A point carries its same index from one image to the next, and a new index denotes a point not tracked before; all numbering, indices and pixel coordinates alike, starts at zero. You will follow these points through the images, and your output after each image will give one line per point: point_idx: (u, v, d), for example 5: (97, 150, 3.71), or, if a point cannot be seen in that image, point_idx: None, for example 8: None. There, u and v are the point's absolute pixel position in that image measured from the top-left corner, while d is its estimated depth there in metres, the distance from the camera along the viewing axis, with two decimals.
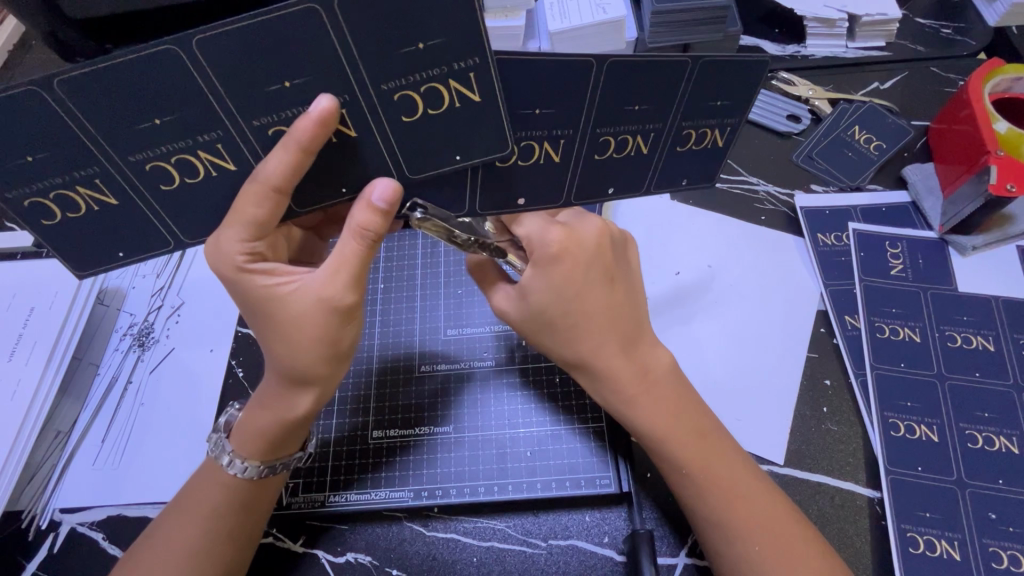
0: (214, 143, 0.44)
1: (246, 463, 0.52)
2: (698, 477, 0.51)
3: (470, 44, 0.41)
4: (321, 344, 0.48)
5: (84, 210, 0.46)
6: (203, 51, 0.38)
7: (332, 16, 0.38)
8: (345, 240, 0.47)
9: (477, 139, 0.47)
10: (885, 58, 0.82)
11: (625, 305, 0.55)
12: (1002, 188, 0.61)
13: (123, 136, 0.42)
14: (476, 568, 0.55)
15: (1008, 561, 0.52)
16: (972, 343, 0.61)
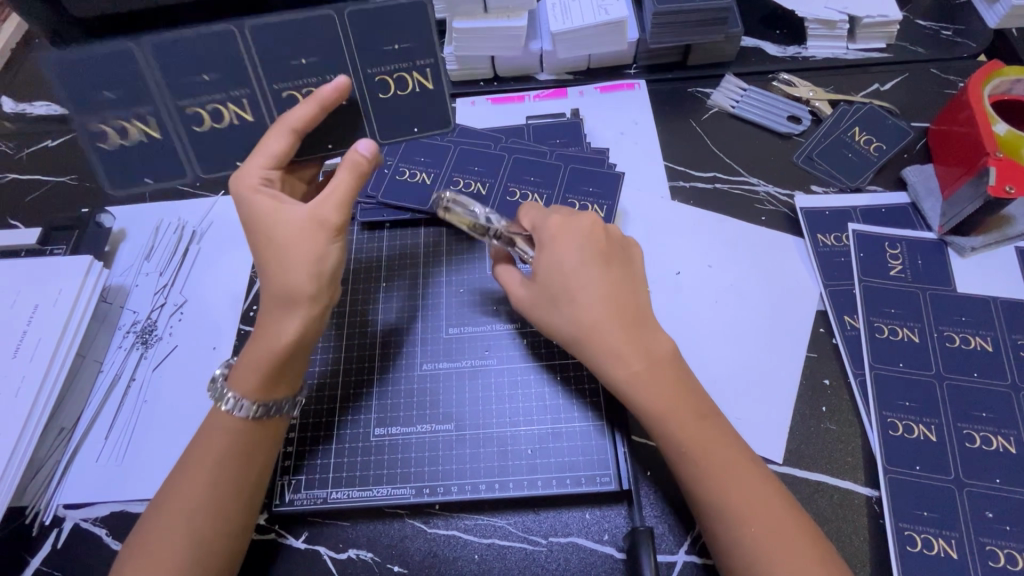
0: (241, 98, 0.55)
1: (240, 398, 0.53)
2: (701, 469, 0.51)
3: (427, 44, 0.55)
4: (312, 259, 0.52)
5: (130, 138, 0.56)
6: (251, 31, 0.52)
7: (343, 19, 0.53)
8: (342, 174, 0.55)
9: (427, 110, 0.59)
10: (885, 59, 0.82)
11: (624, 290, 0.57)
12: (1001, 189, 0.61)
13: (177, 86, 0.54)
14: (477, 565, 0.56)
15: (1005, 559, 0.52)
16: (970, 343, 0.62)
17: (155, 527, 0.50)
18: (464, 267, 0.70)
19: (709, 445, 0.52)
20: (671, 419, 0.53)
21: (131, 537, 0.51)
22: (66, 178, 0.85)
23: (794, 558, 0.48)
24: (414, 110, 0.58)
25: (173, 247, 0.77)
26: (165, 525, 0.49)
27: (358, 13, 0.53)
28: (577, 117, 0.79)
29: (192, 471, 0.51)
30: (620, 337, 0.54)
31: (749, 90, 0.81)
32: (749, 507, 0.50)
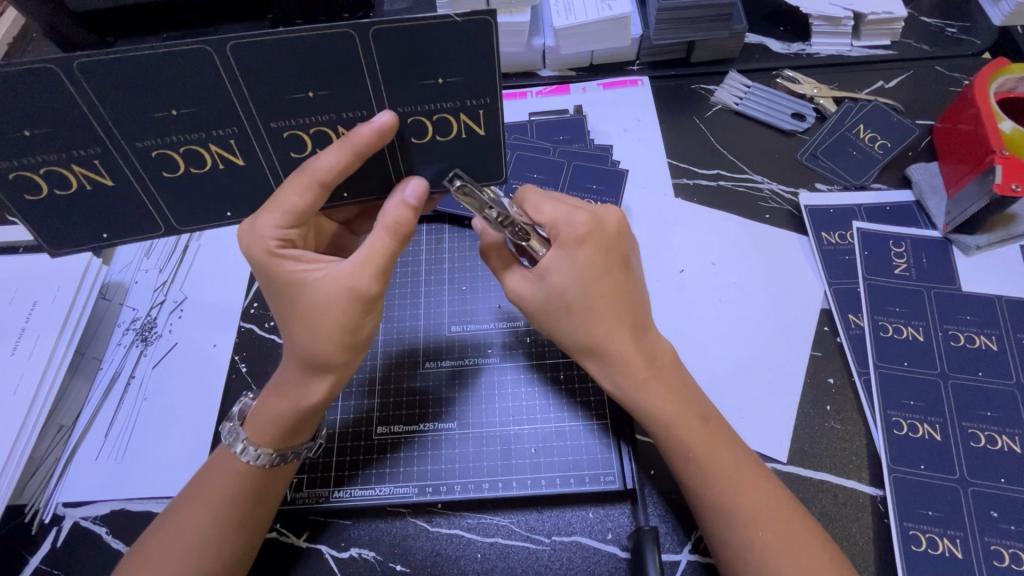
0: (226, 139, 0.47)
1: (259, 449, 0.52)
2: (703, 467, 0.51)
3: (484, 85, 0.46)
4: (343, 330, 0.50)
5: (75, 186, 0.49)
6: (235, 55, 0.42)
7: (366, 39, 0.42)
8: (379, 235, 0.50)
9: (478, 162, 0.53)
10: (890, 56, 0.82)
11: (634, 294, 0.56)
12: (1006, 188, 0.61)
13: (133, 124, 0.45)
14: (479, 564, 0.55)
15: (1009, 559, 0.52)
16: (975, 343, 0.61)
17: (161, 544, 0.50)
18: (466, 265, 0.69)
19: (715, 448, 0.52)
20: (676, 422, 0.53)
21: (141, 538, 0.52)
22: None
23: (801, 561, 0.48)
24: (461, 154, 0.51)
25: (172, 244, 0.77)
26: (169, 543, 0.50)
27: (387, 29, 0.42)
28: (580, 114, 0.79)
29: (201, 500, 0.51)
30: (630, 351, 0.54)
31: (754, 87, 0.80)
32: (756, 508, 0.49)
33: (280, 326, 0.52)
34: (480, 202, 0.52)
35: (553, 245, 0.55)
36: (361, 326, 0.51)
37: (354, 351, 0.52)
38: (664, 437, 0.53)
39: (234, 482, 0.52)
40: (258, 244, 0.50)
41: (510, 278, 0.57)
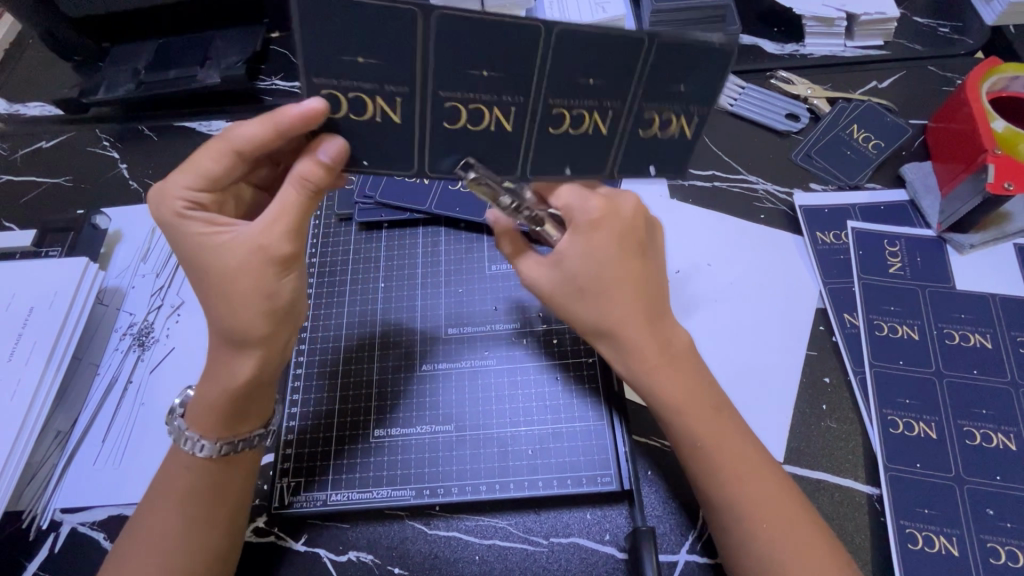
0: (510, 106, 0.46)
1: (201, 441, 0.52)
2: (711, 458, 0.51)
3: (713, 93, 0.47)
4: (258, 295, 0.50)
5: (368, 115, 0.46)
6: (558, 37, 0.43)
7: (650, 50, 0.44)
8: (292, 194, 0.49)
9: (675, 161, 0.51)
10: (883, 57, 0.82)
11: (651, 281, 0.55)
12: (999, 186, 0.62)
13: (445, 72, 0.44)
14: (478, 566, 0.55)
15: (1006, 557, 0.52)
16: (970, 341, 0.62)
17: (133, 549, 0.50)
18: (463, 268, 0.69)
19: (726, 433, 0.52)
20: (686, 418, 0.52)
21: (116, 545, 0.52)
22: (63, 179, 0.85)
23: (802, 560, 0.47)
24: (485, 146, 0.49)
25: (169, 249, 0.77)
26: (146, 547, 0.50)
27: (667, 45, 0.44)
28: None
29: (159, 501, 0.51)
30: (648, 339, 0.54)
31: (749, 88, 0.81)
32: (749, 506, 0.49)
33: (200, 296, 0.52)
34: (493, 189, 0.51)
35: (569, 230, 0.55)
36: (280, 286, 0.51)
37: (280, 316, 0.52)
38: (677, 421, 0.53)
39: (189, 475, 0.52)
40: (170, 206, 0.51)
41: (526, 264, 0.58)
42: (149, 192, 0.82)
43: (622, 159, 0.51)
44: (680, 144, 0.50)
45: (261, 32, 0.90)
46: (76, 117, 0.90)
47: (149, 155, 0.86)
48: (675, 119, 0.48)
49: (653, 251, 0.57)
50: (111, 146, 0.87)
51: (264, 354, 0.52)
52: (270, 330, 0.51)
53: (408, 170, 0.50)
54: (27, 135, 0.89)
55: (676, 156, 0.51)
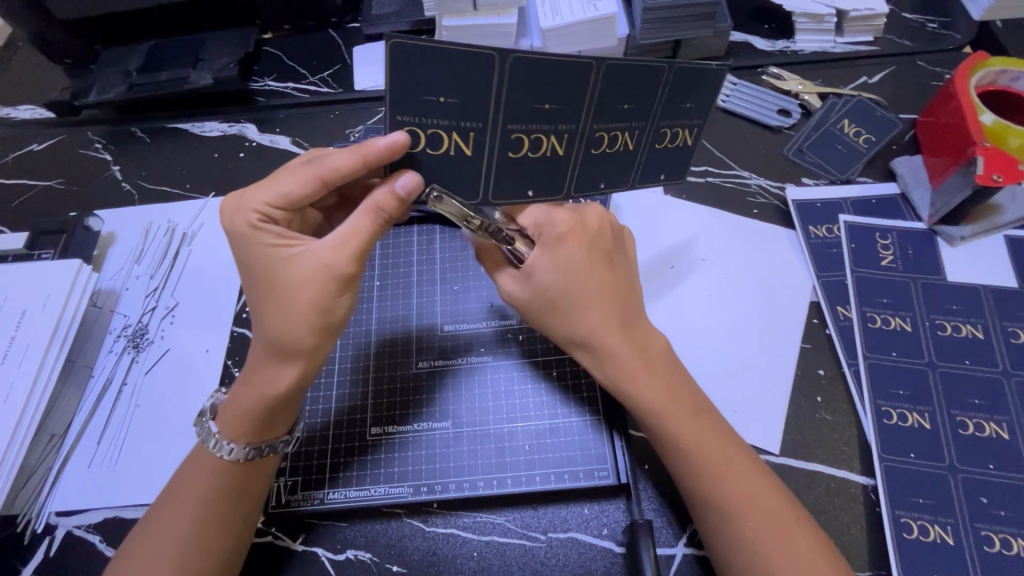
0: (563, 134, 0.48)
1: (230, 443, 0.52)
2: (690, 461, 0.52)
3: (708, 105, 0.51)
4: (313, 311, 0.50)
5: (441, 150, 0.48)
6: (606, 71, 0.45)
7: (668, 74, 0.48)
8: (367, 220, 0.49)
9: (677, 166, 0.55)
10: (873, 52, 0.83)
11: (622, 290, 0.56)
12: (988, 178, 0.62)
13: (516, 109, 0.46)
14: (476, 562, 0.55)
15: (1000, 544, 0.53)
16: (962, 332, 0.62)
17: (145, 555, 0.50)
18: (458, 265, 0.69)
19: (707, 440, 0.52)
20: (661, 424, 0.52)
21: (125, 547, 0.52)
22: (55, 181, 0.84)
23: (800, 554, 0.48)
24: (440, 171, 0.50)
25: (163, 251, 0.77)
26: (157, 552, 0.49)
27: (618, 66, 0.45)
28: None
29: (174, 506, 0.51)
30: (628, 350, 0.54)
31: (740, 84, 0.81)
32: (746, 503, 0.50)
33: (252, 306, 0.52)
34: (462, 211, 0.51)
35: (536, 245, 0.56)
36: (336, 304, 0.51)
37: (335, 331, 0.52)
38: (653, 424, 0.53)
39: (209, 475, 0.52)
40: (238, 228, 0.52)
41: (502, 278, 0.58)
42: (142, 194, 0.82)
43: (640, 171, 0.54)
44: (682, 151, 0.54)
45: (254, 33, 0.90)
46: (69, 120, 0.89)
47: (142, 156, 0.85)
48: (682, 132, 0.52)
49: (623, 263, 0.58)
50: (104, 148, 0.87)
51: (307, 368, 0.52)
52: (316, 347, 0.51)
53: (471, 200, 0.52)
54: (19, 138, 0.89)
55: (677, 163, 0.55)
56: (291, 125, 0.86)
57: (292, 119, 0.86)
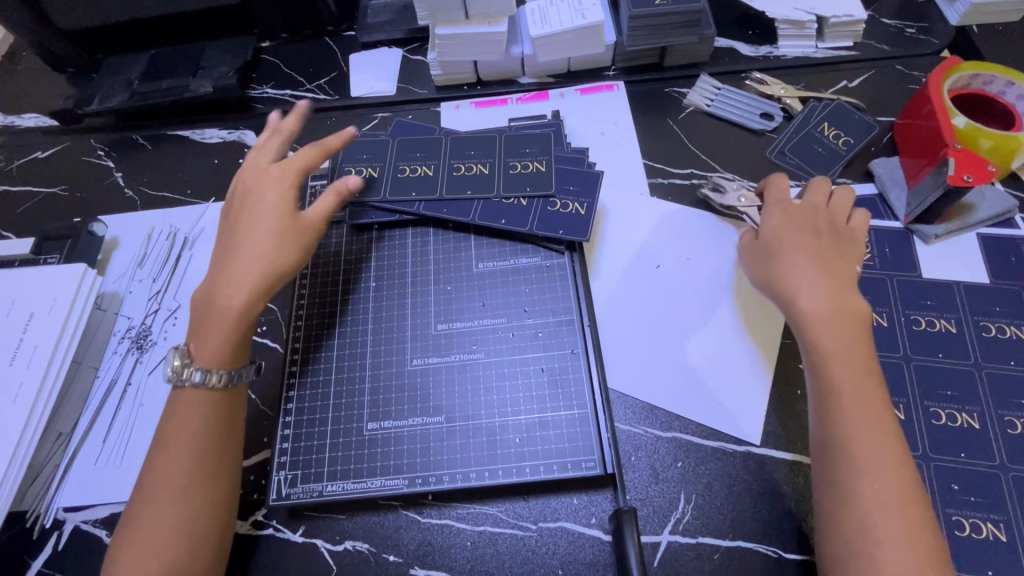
0: (429, 167, 0.74)
1: (195, 364, 0.59)
2: (847, 417, 0.53)
3: (541, 147, 0.75)
4: (263, 256, 0.63)
5: (363, 176, 0.75)
6: (451, 140, 0.76)
7: (503, 136, 0.76)
8: (330, 199, 0.68)
9: (533, 182, 0.72)
10: (853, 57, 0.86)
11: (838, 257, 0.62)
12: (959, 179, 0.64)
13: (399, 153, 0.76)
14: (470, 551, 0.58)
15: (971, 529, 0.55)
16: (936, 326, 0.65)
17: (138, 537, 0.53)
18: (451, 266, 0.72)
19: (864, 370, 0.55)
20: (812, 342, 0.57)
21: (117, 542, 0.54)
22: (59, 188, 0.87)
23: (874, 482, 0.50)
24: (356, 185, 0.74)
25: (165, 254, 0.79)
26: (149, 534, 0.53)
27: (462, 137, 0.77)
28: (557, 117, 0.81)
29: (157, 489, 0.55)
30: (818, 276, 0.61)
31: (724, 89, 0.84)
32: (858, 429, 0.52)
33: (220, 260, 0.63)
34: None
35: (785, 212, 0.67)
36: (289, 253, 0.64)
37: (280, 266, 0.63)
38: (805, 342, 0.58)
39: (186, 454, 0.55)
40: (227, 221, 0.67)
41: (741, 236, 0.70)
42: (144, 199, 0.85)
43: (507, 187, 0.72)
44: (544, 177, 0.72)
45: (252, 42, 0.93)
46: (73, 128, 0.92)
47: (144, 163, 0.88)
48: (532, 164, 0.73)
49: (842, 222, 0.65)
50: (106, 155, 0.89)
51: (259, 294, 0.62)
52: (272, 283, 0.63)
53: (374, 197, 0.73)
54: (23, 146, 0.91)
55: (577, 182, 0.72)
56: None
57: None
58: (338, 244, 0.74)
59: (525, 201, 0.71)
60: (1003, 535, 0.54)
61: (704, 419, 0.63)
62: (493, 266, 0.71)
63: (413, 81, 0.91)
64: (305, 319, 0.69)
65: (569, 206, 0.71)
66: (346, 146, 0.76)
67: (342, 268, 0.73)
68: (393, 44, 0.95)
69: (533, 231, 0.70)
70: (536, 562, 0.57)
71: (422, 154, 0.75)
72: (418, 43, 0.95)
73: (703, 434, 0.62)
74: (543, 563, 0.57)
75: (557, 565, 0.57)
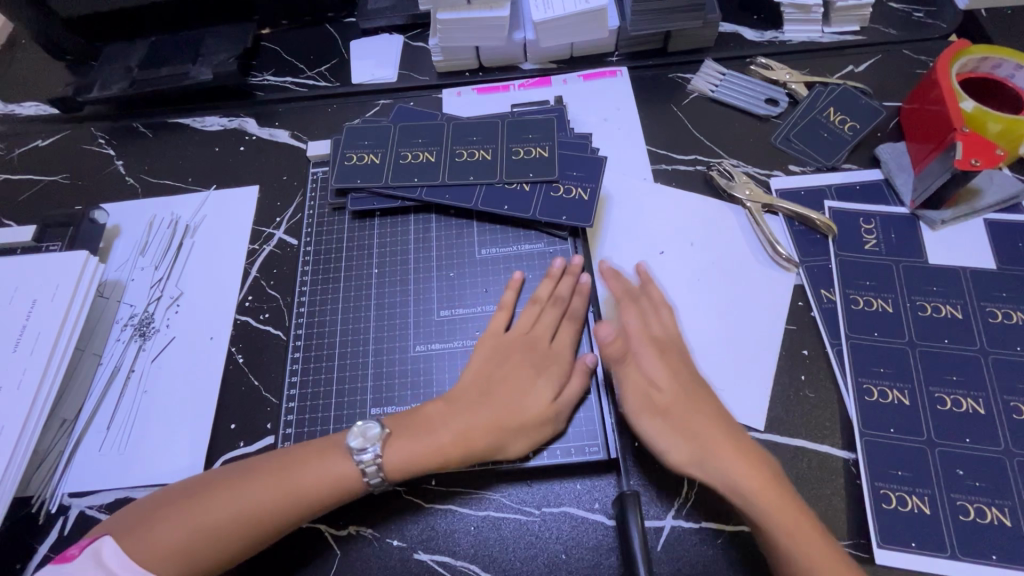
0: (431, 153, 0.74)
1: (381, 471, 0.56)
2: (768, 515, 0.52)
3: (545, 133, 0.74)
4: (484, 434, 0.57)
5: (366, 162, 0.74)
6: (454, 126, 0.76)
7: (506, 123, 0.75)
8: (562, 372, 0.62)
9: (536, 168, 0.71)
10: (859, 42, 0.85)
11: (703, 388, 0.60)
12: (967, 163, 0.63)
13: (402, 139, 0.75)
14: (473, 536, 0.58)
15: (975, 513, 0.55)
16: (942, 312, 0.64)
17: (182, 510, 0.53)
18: (454, 253, 0.71)
19: (772, 476, 0.54)
20: (739, 475, 0.54)
21: (208, 476, 0.56)
22: (60, 176, 0.86)
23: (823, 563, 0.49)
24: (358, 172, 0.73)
25: (167, 242, 0.79)
26: (202, 510, 0.53)
27: (464, 123, 0.76)
28: (560, 104, 0.81)
29: (229, 487, 0.54)
30: (710, 412, 0.58)
31: (729, 74, 0.83)
32: (794, 531, 0.51)
33: (405, 433, 0.58)
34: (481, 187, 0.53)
35: (653, 355, 0.62)
36: (509, 443, 0.58)
37: (523, 429, 0.58)
38: (717, 480, 0.54)
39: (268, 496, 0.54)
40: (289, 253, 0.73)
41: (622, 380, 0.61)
42: (146, 187, 0.84)
43: (509, 171, 0.71)
44: (547, 162, 0.72)
45: (252, 29, 0.92)
46: (73, 116, 0.91)
47: (145, 151, 0.87)
48: (535, 149, 0.73)
49: (685, 344, 0.64)
50: (106, 143, 0.88)
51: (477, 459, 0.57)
52: (496, 443, 0.57)
53: (376, 182, 0.72)
54: (24, 135, 0.91)
55: (579, 167, 0.72)
56: (290, 118, 0.88)
57: (291, 112, 0.88)
58: (342, 233, 0.75)
59: (527, 187, 0.71)
60: (1008, 519, 0.54)
61: None
62: (495, 252, 0.71)
63: (415, 67, 0.90)
64: (308, 307, 0.71)
65: (572, 191, 0.70)
66: (351, 135, 0.76)
67: (346, 257, 0.73)
68: (394, 30, 0.94)
69: (536, 217, 0.69)
70: (540, 546, 0.57)
71: (425, 139, 0.75)
72: (419, 29, 0.94)
73: None
74: (546, 547, 0.57)
75: (560, 549, 0.57)
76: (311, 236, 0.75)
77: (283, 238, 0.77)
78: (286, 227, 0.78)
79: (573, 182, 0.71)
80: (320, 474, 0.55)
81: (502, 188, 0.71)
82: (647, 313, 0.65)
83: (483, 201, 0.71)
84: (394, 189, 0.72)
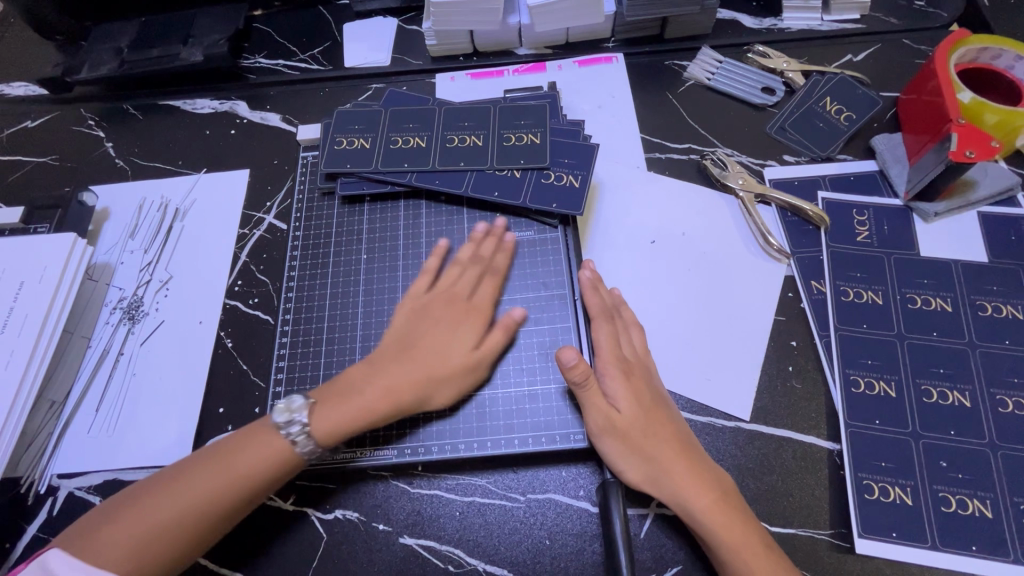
0: (421, 138, 0.73)
1: (313, 441, 0.56)
2: (728, 544, 0.51)
3: (538, 119, 0.73)
4: (392, 392, 0.58)
5: (356, 146, 0.73)
6: (446, 111, 0.75)
7: (497, 108, 0.74)
8: (482, 323, 0.63)
9: (527, 155, 0.70)
10: (859, 30, 0.83)
11: (668, 415, 0.59)
12: (961, 154, 0.63)
13: (393, 123, 0.74)
14: (459, 522, 0.58)
15: (957, 505, 0.55)
16: (931, 305, 0.64)
17: (132, 513, 0.52)
18: (443, 239, 0.71)
19: (727, 493, 0.55)
20: (695, 499, 0.54)
21: (155, 477, 0.55)
22: (49, 158, 0.86)
23: (774, 568, 0.51)
24: (348, 157, 0.73)
25: (156, 226, 0.78)
26: (145, 512, 0.52)
27: (456, 108, 0.75)
28: (554, 89, 0.80)
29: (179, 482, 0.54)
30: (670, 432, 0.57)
31: (726, 62, 0.82)
32: (740, 544, 0.51)
33: (322, 400, 0.58)
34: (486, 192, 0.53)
35: (622, 377, 0.59)
36: (433, 394, 0.59)
37: (448, 378, 0.59)
38: (678, 503, 0.54)
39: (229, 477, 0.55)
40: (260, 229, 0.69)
41: (590, 404, 0.58)
42: (135, 170, 0.83)
43: (500, 157, 0.71)
44: (538, 148, 0.71)
45: (244, 10, 0.91)
46: (62, 97, 0.90)
47: (135, 133, 0.86)
48: (527, 136, 0.72)
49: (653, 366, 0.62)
50: (96, 125, 0.88)
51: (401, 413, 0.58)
52: (422, 397, 0.59)
53: (366, 167, 0.72)
54: (13, 115, 0.90)
55: (571, 154, 0.71)
56: (281, 102, 0.86)
57: (282, 95, 0.87)
58: (331, 218, 0.74)
59: (518, 174, 0.70)
60: (989, 511, 0.55)
61: (693, 393, 0.63)
62: (486, 239, 0.70)
63: (408, 51, 0.89)
64: (297, 292, 0.70)
65: (563, 178, 0.69)
66: (342, 119, 0.75)
67: (335, 242, 0.73)
68: (388, 13, 0.93)
69: (527, 205, 0.69)
70: (523, 533, 0.57)
71: (416, 125, 0.74)
72: (414, 12, 0.93)
73: (692, 410, 0.62)
74: (531, 534, 0.57)
75: (544, 535, 0.57)
76: (300, 219, 0.75)
77: (273, 222, 0.77)
78: (276, 212, 0.77)
79: (564, 169, 0.70)
80: (257, 457, 0.55)
81: (492, 173, 0.70)
82: (618, 332, 0.63)
83: (472, 187, 0.70)
84: (384, 173, 0.72)
